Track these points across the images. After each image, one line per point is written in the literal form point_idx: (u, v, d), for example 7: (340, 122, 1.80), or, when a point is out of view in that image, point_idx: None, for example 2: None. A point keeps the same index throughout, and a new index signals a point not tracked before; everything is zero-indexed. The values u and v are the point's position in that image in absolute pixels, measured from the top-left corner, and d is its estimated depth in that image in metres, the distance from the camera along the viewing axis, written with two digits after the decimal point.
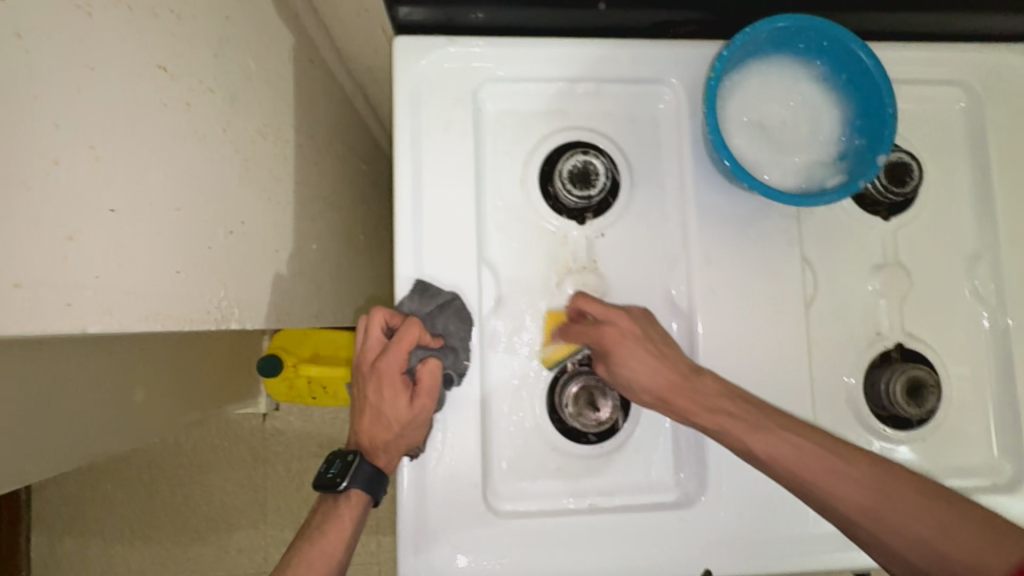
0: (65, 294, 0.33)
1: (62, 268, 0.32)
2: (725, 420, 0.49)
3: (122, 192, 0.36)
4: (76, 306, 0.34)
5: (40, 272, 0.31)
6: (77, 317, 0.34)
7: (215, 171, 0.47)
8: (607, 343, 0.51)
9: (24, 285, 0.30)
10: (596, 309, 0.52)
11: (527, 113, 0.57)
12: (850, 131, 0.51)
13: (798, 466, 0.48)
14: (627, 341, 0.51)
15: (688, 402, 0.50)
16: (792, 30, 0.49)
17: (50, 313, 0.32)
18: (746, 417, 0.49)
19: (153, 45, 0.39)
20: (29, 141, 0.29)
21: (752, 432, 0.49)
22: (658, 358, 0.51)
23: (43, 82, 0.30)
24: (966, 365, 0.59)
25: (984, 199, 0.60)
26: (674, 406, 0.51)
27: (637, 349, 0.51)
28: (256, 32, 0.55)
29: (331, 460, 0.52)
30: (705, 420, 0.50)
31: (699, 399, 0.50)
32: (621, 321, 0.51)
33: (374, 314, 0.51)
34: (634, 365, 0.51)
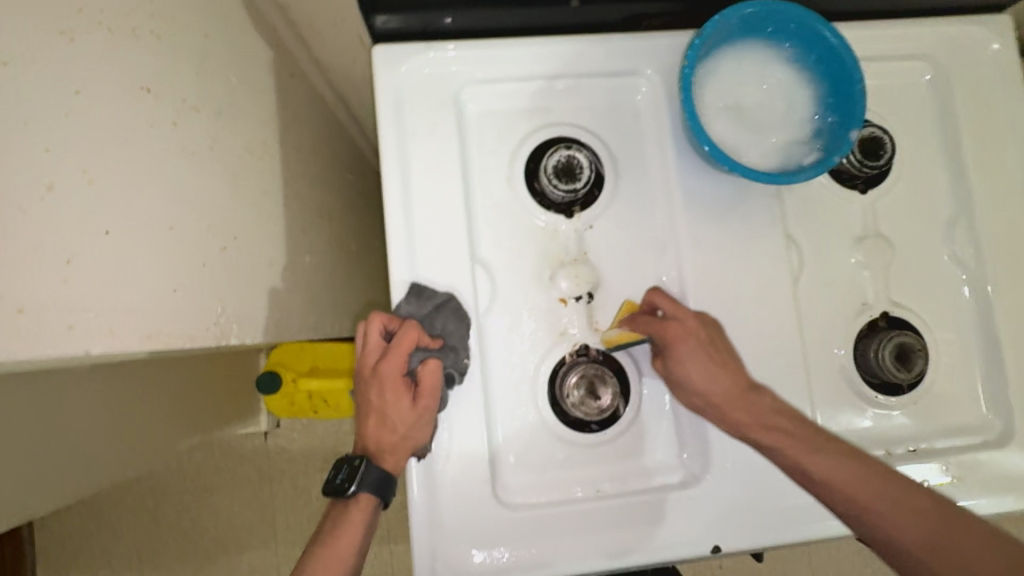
0: (67, 317, 0.33)
1: (62, 291, 0.33)
2: (780, 438, 0.50)
3: (117, 214, 0.37)
4: (79, 329, 0.34)
5: (41, 297, 0.31)
6: (80, 340, 0.34)
7: (205, 189, 0.48)
8: (670, 338, 0.52)
9: (26, 311, 0.31)
10: (666, 304, 0.54)
11: (508, 112, 0.58)
12: (823, 109, 0.52)
13: (857, 500, 0.47)
14: (689, 341, 0.52)
15: (744, 415, 0.51)
16: (760, 15, 0.51)
17: (54, 338, 0.32)
18: (805, 436, 0.50)
19: (136, 66, 0.39)
20: (23, 167, 0.30)
21: (810, 454, 0.49)
22: (716, 366, 0.52)
23: (31, 108, 0.30)
24: (951, 329, 0.60)
25: (956, 166, 0.62)
26: (732, 419, 0.51)
27: (696, 350, 0.52)
28: (234, 49, 0.56)
29: (338, 466, 0.52)
30: (762, 437, 0.51)
31: (756, 414, 0.51)
32: (687, 321, 0.53)
33: (371, 320, 0.51)
34: (692, 367, 0.51)
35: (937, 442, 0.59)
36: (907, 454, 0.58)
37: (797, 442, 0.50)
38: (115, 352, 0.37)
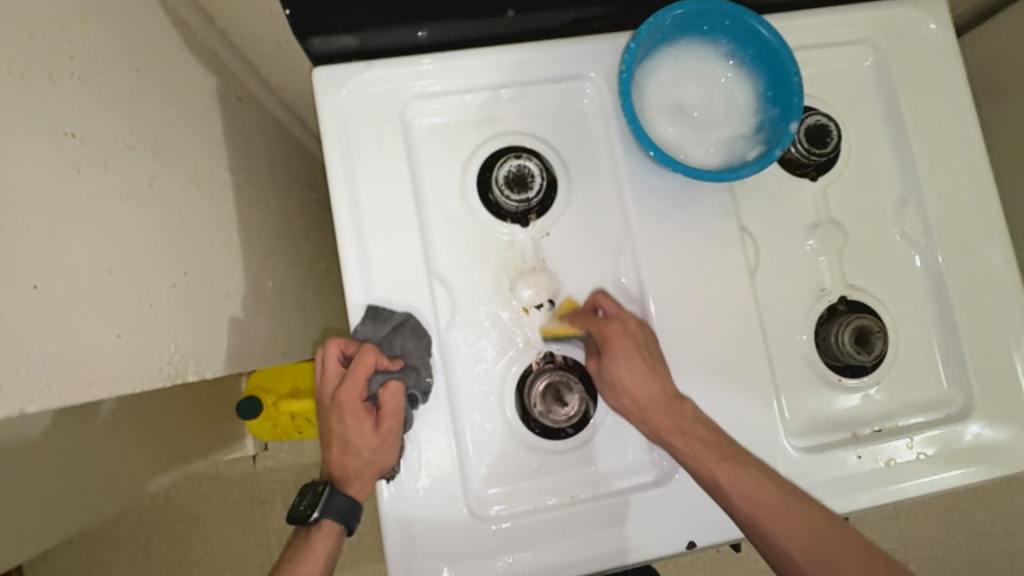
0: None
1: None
2: (697, 445, 0.52)
3: (44, 265, 0.36)
4: (9, 389, 0.34)
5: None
6: (12, 400, 0.34)
7: (148, 228, 0.47)
8: (609, 336, 0.54)
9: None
10: (610, 306, 0.55)
11: (456, 125, 0.58)
12: (763, 103, 0.53)
13: (757, 502, 0.51)
14: (626, 341, 0.53)
15: (665, 419, 0.53)
16: (694, 14, 0.51)
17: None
18: (717, 447, 0.52)
19: (57, 113, 0.39)
20: None
21: (719, 461, 0.51)
22: (647, 369, 0.53)
23: None
24: (908, 308, 0.61)
25: (902, 147, 0.63)
26: (653, 422, 0.53)
27: (631, 351, 0.53)
28: (171, 82, 0.55)
29: (303, 492, 0.53)
30: (679, 442, 0.52)
31: (679, 420, 0.53)
32: (627, 322, 0.54)
33: (329, 345, 0.52)
34: (625, 368, 0.53)
35: (902, 420, 0.60)
36: (874, 435, 0.59)
37: (715, 450, 0.52)
38: (53, 406, 0.37)
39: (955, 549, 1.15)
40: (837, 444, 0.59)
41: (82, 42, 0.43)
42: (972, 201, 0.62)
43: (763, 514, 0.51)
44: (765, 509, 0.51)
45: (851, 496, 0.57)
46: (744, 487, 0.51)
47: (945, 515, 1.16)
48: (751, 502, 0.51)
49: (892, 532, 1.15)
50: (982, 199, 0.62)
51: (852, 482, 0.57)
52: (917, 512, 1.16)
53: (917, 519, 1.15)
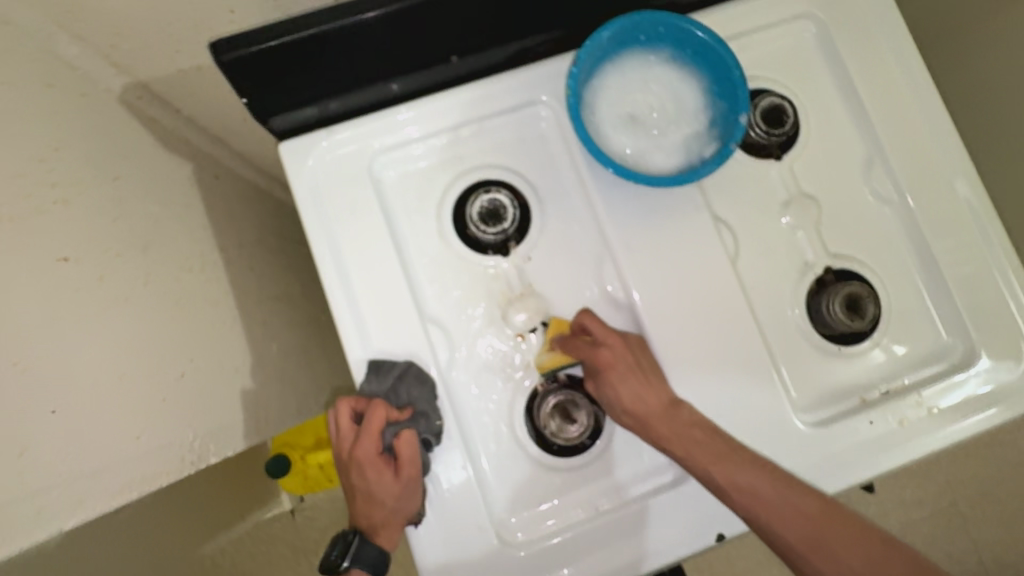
0: (33, 503, 0.37)
1: (20, 481, 0.36)
2: (693, 447, 0.53)
3: (59, 389, 0.40)
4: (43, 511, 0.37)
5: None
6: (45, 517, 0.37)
7: (149, 328, 0.50)
8: (601, 362, 0.55)
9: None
10: (597, 330, 0.56)
11: (423, 171, 0.60)
12: (712, 99, 0.54)
13: (761, 501, 0.52)
14: (617, 364, 0.55)
15: (665, 428, 0.54)
16: (628, 28, 0.52)
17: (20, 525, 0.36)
18: (725, 452, 0.53)
19: (44, 244, 0.42)
20: None
21: (713, 461, 0.53)
22: (642, 386, 0.55)
23: None
24: (893, 264, 0.62)
25: (858, 111, 0.63)
26: (652, 433, 0.54)
27: (625, 374, 0.55)
28: (147, 181, 0.58)
29: (333, 542, 0.55)
30: (677, 448, 0.54)
31: (675, 426, 0.54)
32: (616, 345, 0.56)
33: (339, 406, 0.54)
34: (621, 390, 0.55)
35: (907, 378, 0.61)
36: (882, 397, 0.60)
37: (720, 457, 0.53)
38: (86, 516, 0.40)
39: (1005, 482, 1.14)
40: (847, 412, 0.59)
41: (57, 169, 0.45)
42: (938, 149, 0.62)
43: (766, 513, 0.51)
44: (767, 509, 0.51)
45: (870, 461, 0.58)
46: (802, 506, 0.51)
47: (988, 449, 1.15)
48: (761, 500, 0.52)
49: (935, 475, 1.14)
50: (946, 146, 0.62)
51: (867, 447, 0.58)
52: (959, 452, 1.15)
53: (956, 459, 1.15)
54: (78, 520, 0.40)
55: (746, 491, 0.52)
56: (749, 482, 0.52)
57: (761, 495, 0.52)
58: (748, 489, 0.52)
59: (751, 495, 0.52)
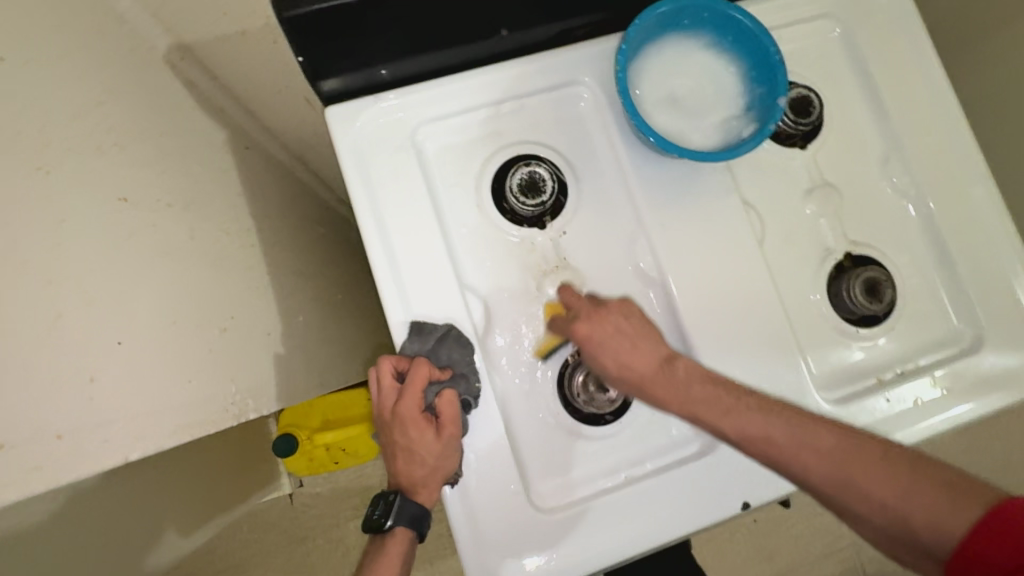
0: (101, 432, 0.39)
1: (92, 407, 0.38)
2: (697, 404, 0.52)
3: (124, 325, 0.41)
4: (113, 440, 0.39)
5: (78, 419, 0.37)
6: (114, 446, 0.40)
7: (197, 280, 0.51)
8: (581, 336, 0.54)
9: (63, 435, 0.36)
10: (574, 303, 0.56)
11: (464, 143, 0.61)
12: (749, 84, 0.57)
13: (757, 437, 0.50)
14: (597, 333, 0.53)
15: (664, 391, 0.52)
16: (675, 9, 0.55)
17: (92, 449, 0.38)
18: (733, 400, 0.52)
19: (107, 184, 0.42)
20: (33, 304, 0.34)
21: (723, 417, 0.51)
22: (629, 350, 0.53)
23: (29, 247, 0.35)
24: (907, 253, 0.65)
25: (879, 108, 0.67)
26: (652, 396, 0.53)
27: (604, 341, 0.53)
28: (191, 139, 0.58)
29: (375, 502, 0.57)
30: (680, 408, 0.52)
31: (676, 390, 0.52)
32: (591, 316, 0.54)
33: (382, 363, 0.55)
34: (605, 357, 0.53)
35: (920, 360, 0.64)
36: (897, 377, 0.62)
37: (714, 406, 0.51)
38: (147, 451, 0.42)
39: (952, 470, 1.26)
40: (864, 391, 0.62)
41: (116, 115, 0.46)
42: (952, 147, 0.66)
43: (768, 448, 0.50)
44: (766, 443, 0.50)
45: (883, 438, 0.60)
46: (810, 440, 0.49)
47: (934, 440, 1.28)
48: (762, 438, 0.50)
49: None
50: (959, 143, 0.66)
51: (883, 424, 0.61)
52: None
53: None
54: (141, 454, 0.42)
55: (746, 435, 0.50)
56: (746, 427, 0.50)
57: (771, 441, 0.50)
58: (745, 436, 0.50)
59: (748, 437, 0.50)
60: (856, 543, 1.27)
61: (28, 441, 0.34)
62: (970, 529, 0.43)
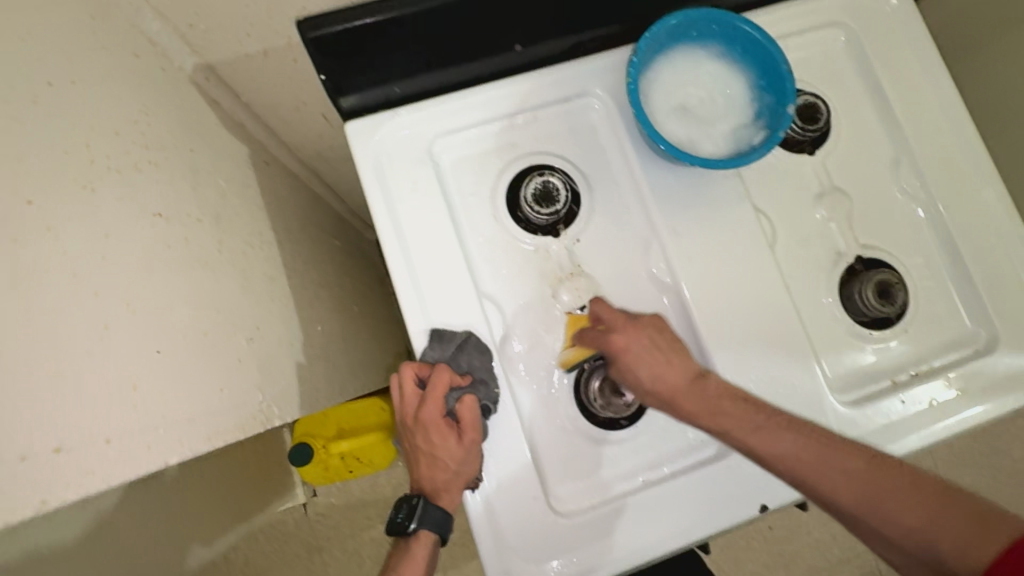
0: (144, 439, 0.40)
1: (135, 414, 0.39)
2: (727, 420, 0.52)
3: (161, 336, 0.43)
4: (155, 446, 0.41)
5: (122, 425, 0.38)
6: (157, 453, 0.41)
7: (224, 291, 0.53)
8: (616, 349, 0.55)
9: (112, 440, 0.38)
10: (608, 316, 0.57)
11: (479, 154, 0.63)
12: (758, 92, 0.58)
13: (788, 456, 0.51)
14: (632, 347, 0.54)
15: (693, 404, 0.53)
16: (684, 23, 0.56)
17: (136, 455, 0.39)
18: (755, 416, 0.52)
19: (144, 200, 0.45)
20: (79, 313, 0.36)
21: (752, 432, 0.52)
22: (662, 364, 0.54)
23: (77, 261, 0.37)
24: (918, 256, 0.66)
25: (886, 113, 0.68)
26: (682, 409, 0.54)
27: (640, 354, 0.54)
28: (217, 156, 0.60)
29: (399, 506, 0.57)
30: (709, 423, 0.53)
31: (705, 403, 0.53)
32: (627, 328, 0.55)
33: (404, 370, 0.56)
34: (640, 370, 0.54)
35: (935, 361, 0.64)
36: (911, 379, 0.63)
37: (742, 422, 0.52)
38: (186, 457, 0.44)
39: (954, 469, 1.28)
40: (879, 393, 0.62)
41: (150, 135, 0.48)
42: (961, 150, 0.66)
43: (796, 468, 0.50)
44: (797, 462, 0.50)
45: (899, 440, 0.61)
46: (842, 462, 0.50)
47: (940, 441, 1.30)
48: (794, 458, 0.50)
49: None
50: (968, 146, 0.66)
51: (899, 426, 0.61)
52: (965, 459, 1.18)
53: None
54: (179, 461, 0.43)
55: (774, 454, 0.51)
56: (776, 446, 0.51)
57: (798, 461, 0.50)
58: (772, 454, 0.51)
59: (775, 454, 0.51)
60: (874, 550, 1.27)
61: (82, 445, 0.36)
62: (993, 556, 0.43)
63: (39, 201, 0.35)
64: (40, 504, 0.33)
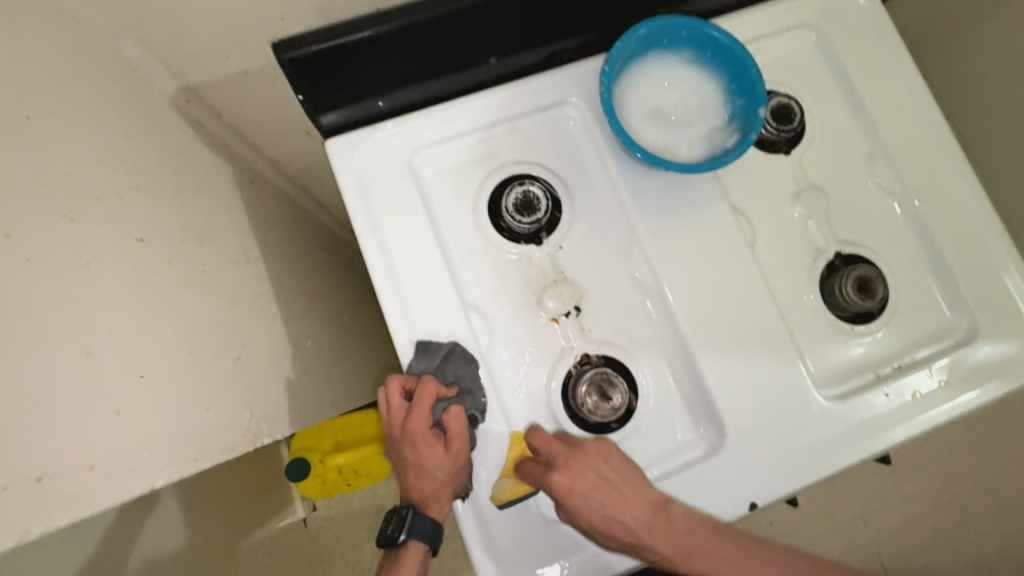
0: (127, 463, 0.41)
1: (118, 438, 0.40)
2: (698, 557, 0.55)
3: (146, 359, 0.44)
4: (139, 470, 0.42)
5: (106, 450, 0.39)
6: (141, 476, 0.42)
7: (210, 311, 0.53)
8: (561, 496, 0.54)
9: (95, 466, 0.38)
10: (541, 445, 0.55)
11: (460, 166, 0.64)
12: (730, 96, 0.59)
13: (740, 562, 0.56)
14: (575, 492, 0.54)
15: (667, 545, 0.55)
16: (654, 31, 0.57)
17: (120, 479, 0.40)
18: (720, 551, 0.55)
19: (127, 225, 0.45)
20: (61, 341, 0.37)
21: (721, 561, 0.55)
22: (619, 503, 0.54)
23: (58, 291, 0.37)
24: (897, 250, 0.67)
25: (860, 111, 0.69)
26: (653, 550, 0.55)
27: (586, 495, 0.54)
28: (201, 177, 0.61)
29: (388, 517, 0.58)
30: (685, 567, 0.56)
31: (678, 543, 0.55)
32: (568, 463, 0.54)
33: (390, 383, 0.56)
34: (591, 518, 0.55)
35: (917, 353, 0.65)
36: (894, 371, 0.64)
37: (717, 560, 0.55)
38: (171, 479, 0.44)
39: (948, 458, 1.30)
40: (863, 386, 0.63)
41: (133, 161, 0.49)
42: (935, 145, 0.67)
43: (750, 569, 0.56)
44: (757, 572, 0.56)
45: (885, 432, 0.61)
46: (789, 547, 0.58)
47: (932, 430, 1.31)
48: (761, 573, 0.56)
49: None
50: (941, 141, 0.67)
51: (884, 419, 0.61)
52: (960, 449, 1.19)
53: None
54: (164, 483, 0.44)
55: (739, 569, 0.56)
56: (741, 562, 0.56)
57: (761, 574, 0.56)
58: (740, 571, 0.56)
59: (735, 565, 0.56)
60: (873, 541, 1.27)
61: (63, 473, 0.37)
62: None
63: (19, 232, 0.35)
64: (21, 533, 0.34)
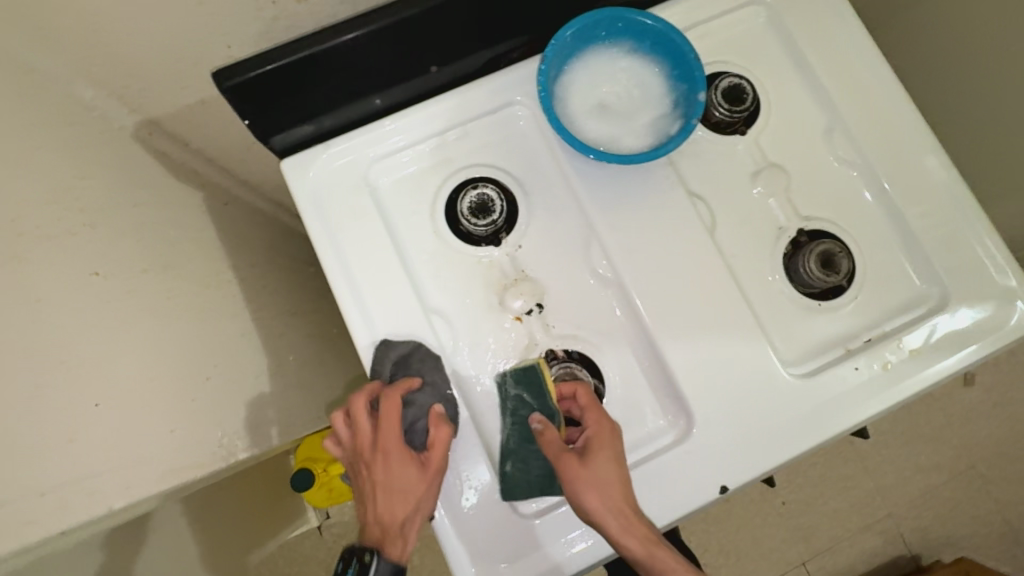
0: (85, 487, 0.43)
1: (74, 465, 0.43)
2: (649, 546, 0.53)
3: (104, 387, 0.46)
4: (98, 492, 0.44)
5: (61, 477, 0.42)
6: (100, 499, 0.44)
7: (176, 336, 0.56)
8: (595, 419, 0.56)
9: (49, 493, 0.41)
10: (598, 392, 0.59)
11: (415, 175, 0.65)
12: (673, 83, 0.59)
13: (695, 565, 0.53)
14: (607, 429, 0.56)
15: (635, 523, 0.54)
16: (588, 25, 0.58)
17: (78, 502, 0.43)
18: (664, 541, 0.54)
19: (80, 262, 0.48)
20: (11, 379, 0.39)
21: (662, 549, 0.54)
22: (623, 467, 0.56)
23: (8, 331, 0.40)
24: (861, 221, 0.66)
25: (815, 84, 0.68)
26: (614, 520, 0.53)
27: (610, 444, 0.56)
28: (166, 207, 0.63)
29: (348, 562, 0.57)
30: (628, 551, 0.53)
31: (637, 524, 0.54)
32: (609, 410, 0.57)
33: (359, 399, 0.57)
34: (600, 460, 0.55)
35: (887, 326, 0.64)
36: (865, 345, 0.63)
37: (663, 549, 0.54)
38: (133, 499, 0.47)
39: (963, 425, 1.27)
40: (832, 362, 0.63)
41: (87, 199, 0.51)
42: (895, 113, 0.66)
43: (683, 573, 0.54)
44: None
45: (857, 408, 0.61)
46: None
47: (945, 398, 1.28)
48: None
49: None
50: (901, 108, 0.66)
51: (856, 394, 0.61)
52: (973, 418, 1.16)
53: None
54: (127, 503, 0.47)
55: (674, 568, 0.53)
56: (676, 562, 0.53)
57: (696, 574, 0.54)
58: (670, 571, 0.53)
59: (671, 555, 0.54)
60: (891, 515, 1.25)
61: (17, 501, 0.39)
62: None
63: None
64: None
